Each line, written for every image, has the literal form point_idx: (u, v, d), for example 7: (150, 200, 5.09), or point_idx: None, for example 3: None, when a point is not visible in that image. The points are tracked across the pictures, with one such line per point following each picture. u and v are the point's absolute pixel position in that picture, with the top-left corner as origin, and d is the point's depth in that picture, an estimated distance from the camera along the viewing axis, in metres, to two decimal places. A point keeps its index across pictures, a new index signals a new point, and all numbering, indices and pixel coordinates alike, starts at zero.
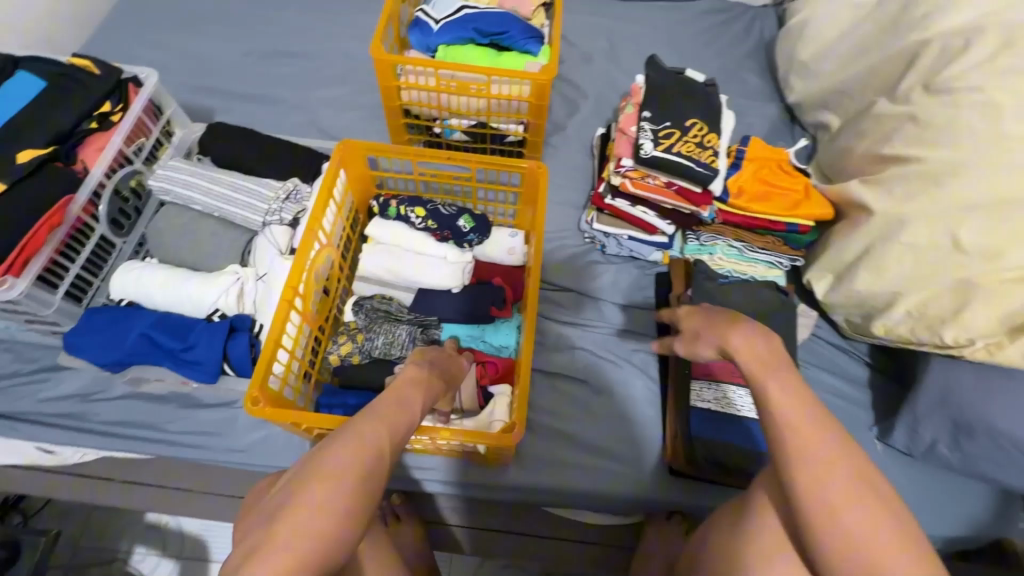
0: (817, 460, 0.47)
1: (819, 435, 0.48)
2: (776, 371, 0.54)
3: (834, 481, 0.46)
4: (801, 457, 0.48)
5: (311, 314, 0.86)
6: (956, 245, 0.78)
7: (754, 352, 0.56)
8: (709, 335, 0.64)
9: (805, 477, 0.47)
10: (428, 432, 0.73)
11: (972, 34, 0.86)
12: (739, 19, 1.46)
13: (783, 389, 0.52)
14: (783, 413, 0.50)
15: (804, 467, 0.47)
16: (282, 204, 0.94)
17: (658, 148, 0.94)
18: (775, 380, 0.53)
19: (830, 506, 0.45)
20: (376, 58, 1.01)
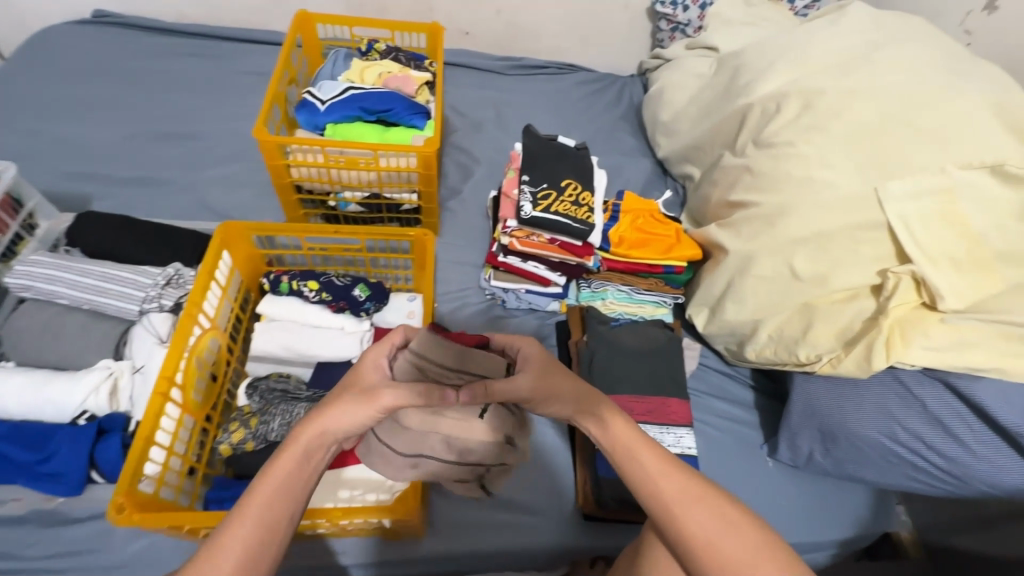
0: (698, 507, 0.52)
1: (674, 486, 0.54)
2: (634, 438, 0.57)
3: (710, 525, 0.51)
4: (686, 510, 0.52)
5: (193, 404, 0.81)
6: (794, 274, 0.89)
7: (607, 422, 0.58)
8: (551, 398, 0.60)
9: (698, 529, 0.51)
10: (322, 515, 0.72)
11: (780, 98, 1.03)
12: (611, 88, 1.65)
13: (637, 454, 0.56)
14: (644, 479, 0.55)
15: (694, 521, 0.52)
16: (161, 290, 0.90)
17: (537, 208, 1.02)
18: (640, 448, 0.56)
19: (727, 548, 0.50)
20: (260, 140, 1.02)
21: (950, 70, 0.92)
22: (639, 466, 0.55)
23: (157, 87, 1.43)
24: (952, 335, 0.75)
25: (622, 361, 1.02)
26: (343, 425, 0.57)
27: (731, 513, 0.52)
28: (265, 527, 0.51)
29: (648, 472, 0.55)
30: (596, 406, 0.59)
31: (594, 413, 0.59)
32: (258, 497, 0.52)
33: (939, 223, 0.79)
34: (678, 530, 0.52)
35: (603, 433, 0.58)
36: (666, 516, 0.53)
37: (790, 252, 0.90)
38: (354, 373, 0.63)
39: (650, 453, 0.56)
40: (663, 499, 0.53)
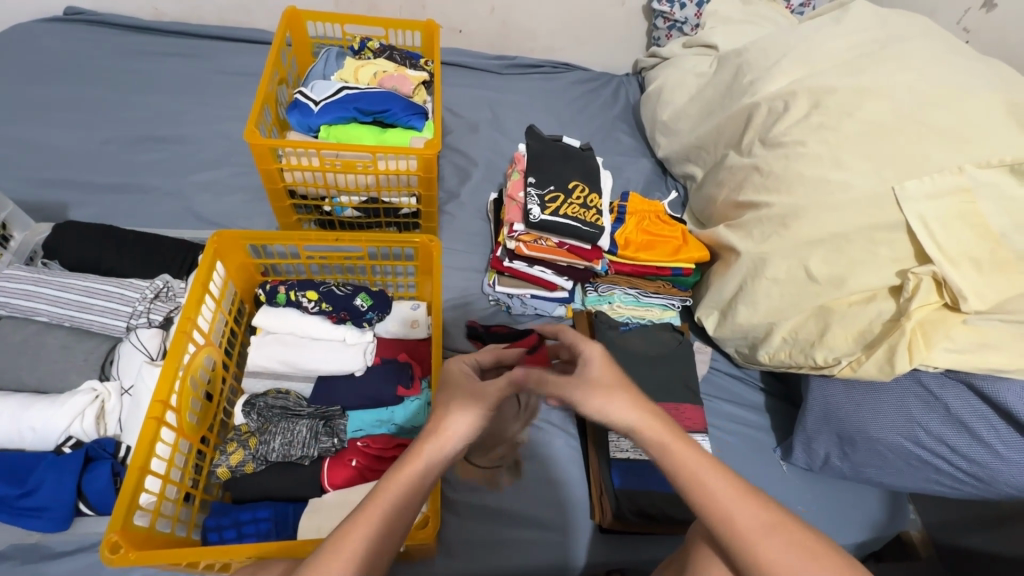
0: (771, 539, 0.51)
1: (753, 514, 0.52)
2: (708, 464, 0.54)
3: (788, 557, 0.50)
4: (758, 542, 0.51)
5: (189, 427, 0.76)
6: (810, 275, 0.87)
7: (674, 449, 0.54)
8: (608, 414, 0.55)
9: (769, 561, 0.50)
10: None
11: (786, 97, 1.01)
12: (606, 87, 1.62)
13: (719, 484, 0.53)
14: (719, 507, 0.52)
15: (765, 555, 0.50)
16: (150, 304, 0.84)
17: (545, 212, 0.98)
18: (709, 473, 0.53)
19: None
20: (251, 143, 0.97)
21: (959, 69, 0.92)
22: (708, 491, 0.53)
23: (136, 88, 1.36)
24: (970, 336, 0.75)
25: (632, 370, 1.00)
26: (461, 432, 0.54)
27: (805, 546, 0.51)
28: (388, 526, 0.51)
29: (719, 503, 0.52)
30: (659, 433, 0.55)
31: (660, 438, 0.55)
32: (383, 495, 0.52)
33: (959, 223, 0.78)
34: (749, 560, 0.50)
35: (668, 457, 0.54)
36: (735, 544, 0.51)
37: (805, 253, 0.88)
38: (456, 374, 0.60)
39: (721, 479, 0.53)
40: (733, 528, 0.52)
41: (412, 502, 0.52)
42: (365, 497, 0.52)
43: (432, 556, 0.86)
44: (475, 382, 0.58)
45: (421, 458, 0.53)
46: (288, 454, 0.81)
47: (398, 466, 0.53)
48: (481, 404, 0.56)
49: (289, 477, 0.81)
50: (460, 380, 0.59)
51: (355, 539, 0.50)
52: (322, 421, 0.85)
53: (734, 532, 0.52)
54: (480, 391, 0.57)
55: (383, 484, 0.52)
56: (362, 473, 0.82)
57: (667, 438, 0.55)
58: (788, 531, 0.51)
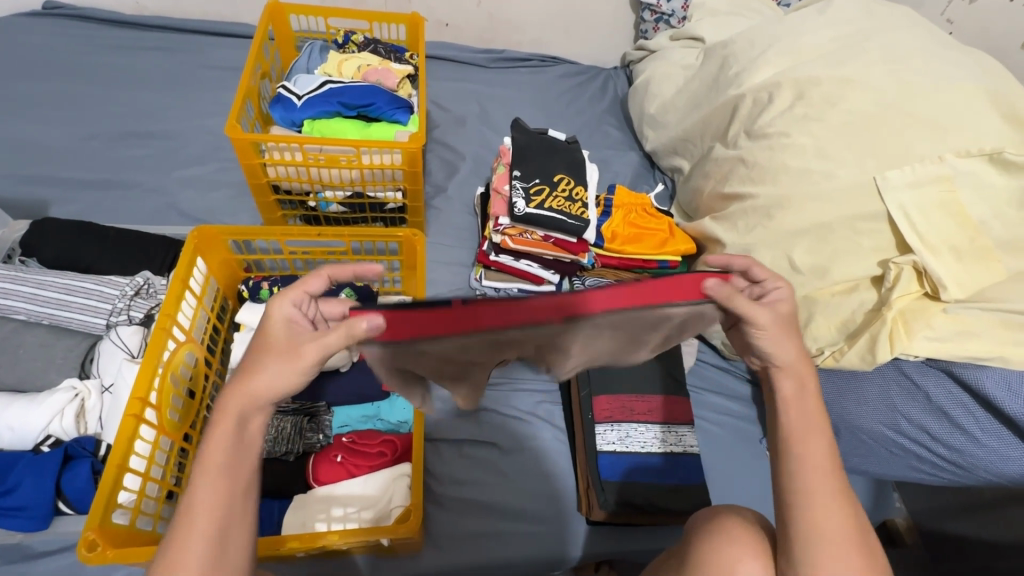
0: (840, 510, 0.54)
1: (830, 482, 0.55)
2: (820, 426, 0.57)
3: (839, 531, 0.53)
4: (824, 504, 0.54)
5: (171, 424, 0.75)
6: (794, 267, 0.87)
7: (804, 398, 0.57)
8: (777, 346, 0.57)
9: (825, 524, 0.53)
10: (317, 542, 0.69)
11: (771, 88, 1.01)
12: (594, 80, 1.62)
13: (820, 450, 0.56)
14: (810, 465, 0.55)
15: (825, 516, 0.53)
16: (130, 301, 0.84)
17: (530, 205, 0.98)
18: (812, 440, 0.56)
19: (838, 546, 0.52)
20: (233, 138, 0.96)
21: (941, 60, 0.92)
22: (809, 450, 0.56)
23: (118, 82, 1.34)
24: (951, 325, 0.75)
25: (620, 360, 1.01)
26: (270, 387, 0.55)
27: (860, 527, 0.54)
28: (229, 497, 0.53)
29: (812, 460, 0.55)
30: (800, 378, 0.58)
31: (796, 379, 0.58)
32: (206, 473, 0.53)
33: (940, 212, 0.79)
34: (811, 514, 0.53)
35: (794, 406, 0.57)
36: (802, 498, 0.54)
37: (789, 244, 0.88)
38: (262, 332, 0.57)
39: (824, 446, 0.56)
40: (807, 487, 0.54)
41: (239, 469, 0.54)
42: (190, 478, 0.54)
43: (418, 551, 0.86)
44: (286, 339, 0.56)
45: (233, 426, 0.55)
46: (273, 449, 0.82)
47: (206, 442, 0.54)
48: (293, 368, 0.55)
49: (273, 471, 0.82)
50: (260, 344, 0.57)
51: (203, 518, 0.52)
52: (306, 417, 0.86)
53: (809, 488, 0.54)
54: (290, 350, 0.56)
55: (200, 463, 0.54)
56: (348, 467, 0.82)
57: (799, 391, 0.57)
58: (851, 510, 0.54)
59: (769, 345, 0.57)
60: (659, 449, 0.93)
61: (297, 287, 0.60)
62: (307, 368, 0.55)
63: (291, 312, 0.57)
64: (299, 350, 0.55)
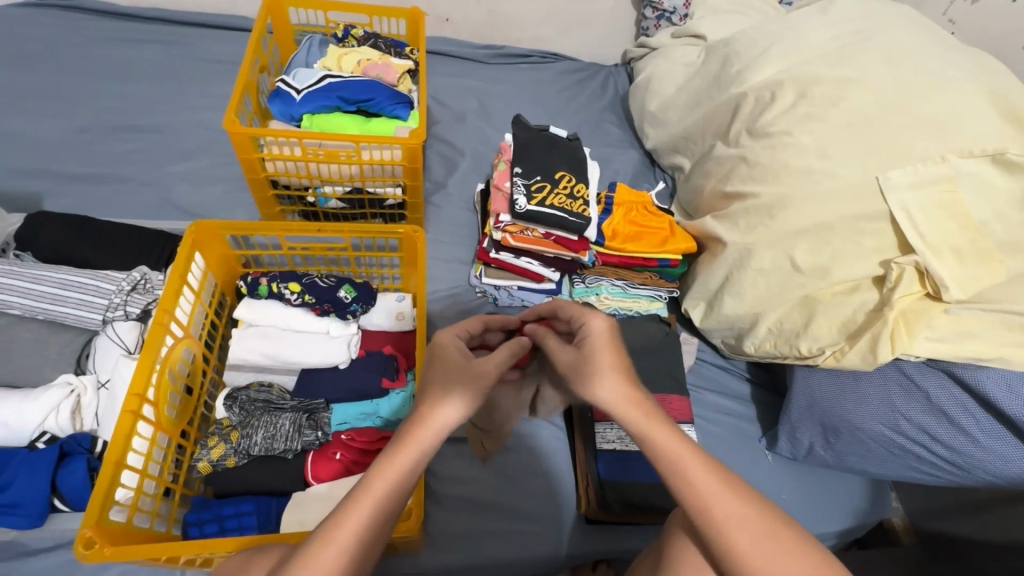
0: (749, 533, 0.49)
1: (730, 508, 0.50)
2: (683, 450, 0.53)
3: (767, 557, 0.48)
4: (733, 534, 0.49)
5: (168, 421, 0.75)
6: (795, 266, 0.87)
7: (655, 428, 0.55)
8: (589, 386, 0.59)
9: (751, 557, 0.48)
10: None
11: (773, 87, 1.01)
12: (595, 77, 1.61)
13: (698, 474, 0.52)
14: (694, 499, 0.51)
15: (742, 550, 0.49)
16: (127, 296, 0.82)
17: (531, 202, 0.97)
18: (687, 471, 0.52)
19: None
20: (231, 132, 0.95)
21: (944, 60, 0.92)
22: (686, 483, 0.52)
23: (113, 75, 1.33)
24: (953, 325, 0.75)
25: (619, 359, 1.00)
26: (451, 419, 0.56)
27: (790, 541, 0.49)
28: (381, 519, 0.50)
29: (696, 490, 0.52)
30: (632, 414, 0.57)
31: (635, 415, 0.57)
32: (373, 488, 0.51)
33: (940, 213, 0.79)
34: (725, 552, 0.49)
35: (648, 443, 0.55)
36: (717, 537, 0.50)
37: (790, 243, 0.88)
38: (447, 359, 0.63)
39: (699, 468, 0.52)
40: (718, 520, 0.50)
41: (398, 496, 0.52)
42: (359, 484, 0.51)
43: (417, 549, 0.85)
44: (463, 363, 0.62)
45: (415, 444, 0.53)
46: (271, 447, 0.81)
47: (392, 451, 0.53)
48: (472, 384, 0.59)
49: (272, 468, 0.81)
50: (445, 367, 0.61)
51: (353, 537, 0.48)
52: (305, 415, 0.85)
53: (709, 524, 0.50)
54: (474, 376, 0.60)
55: (373, 471, 0.52)
56: (348, 466, 0.82)
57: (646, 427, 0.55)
58: (770, 528, 0.49)
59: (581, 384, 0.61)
60: None
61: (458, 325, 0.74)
62: (478, 391, 0.59)
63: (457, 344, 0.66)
64: (475, 369, 0.61)
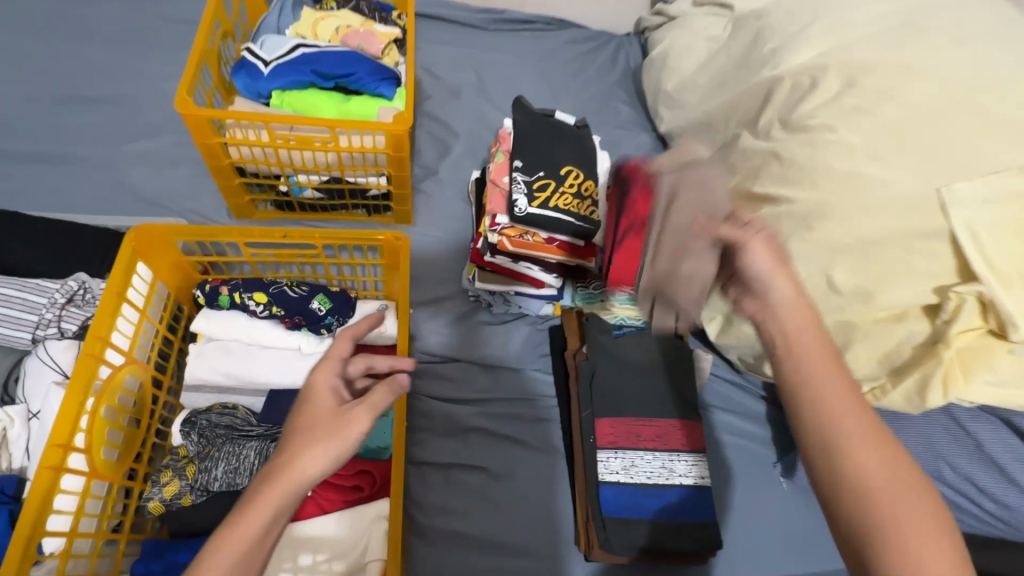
0: (875, 453, 0.41)
1: (862, 427, 0.42)
2: (823, 355, 0.45)
3: (894, 484, 0.41)
4: (856, 448, 0.42)
5: (106, 465, 0.65)
6: (831, 286, 0.76)
7: (806, 334, 0.46)
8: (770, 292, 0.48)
9: (863, 465, 0.41)
10: None
11: (816, 71, 0.88)
12: (605, 48, 1.45)
13: (828, 383, 0.44)
14: (820, 407, 0.43)
15: (861, 464, 0.41)
16: (61, 311, 0.72)
17: (533, 204, 0.84)
18: (839, 420, 0.42)
19: (892, 503, 0.40)
20: (184, 114, 0.81)
21: (1019, 50, 0.78)
22: (813, 385, 0.44)
23: (59, 34, 1.16)
24: (1016, 367, 0.65)
25: (629, 381, 0.91)
26: (309, 470, 0.46)
27: (913, 484, 0.41)
28: None
29: (824, 393, 0.43)
30: (797, 318, 0.46)
31: (802, 316, 0.47)
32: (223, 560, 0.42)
33: (1009, 234, 0.66)
34: (837, 467, 0.42)
35: (778, 327, 0.47)
36: (828, 438, 0.42)
37: (828, 258, 0.77)
38: (303, 401, 0.51)
39: (832, 373, 0.44)
40: (853, 460, 0.41)
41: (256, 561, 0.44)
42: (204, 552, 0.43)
43: None
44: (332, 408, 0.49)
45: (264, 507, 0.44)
46: (233, 483, 0.71)
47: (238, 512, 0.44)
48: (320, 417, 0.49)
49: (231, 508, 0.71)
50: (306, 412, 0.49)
51: None
52: (272, 444, 0.74)
53: (832, 429, 0.42)
54: (332, 426, 0.48)
55: (219, 543, 0.43)
56: (318, 503, 0.74)
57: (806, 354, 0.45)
58: (899, 465, 0.41)
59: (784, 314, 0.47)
60: (666, 481, 0.84)
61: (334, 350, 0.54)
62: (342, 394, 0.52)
63: (335, 378, 0.53)
64: (340, 415, 0.49)
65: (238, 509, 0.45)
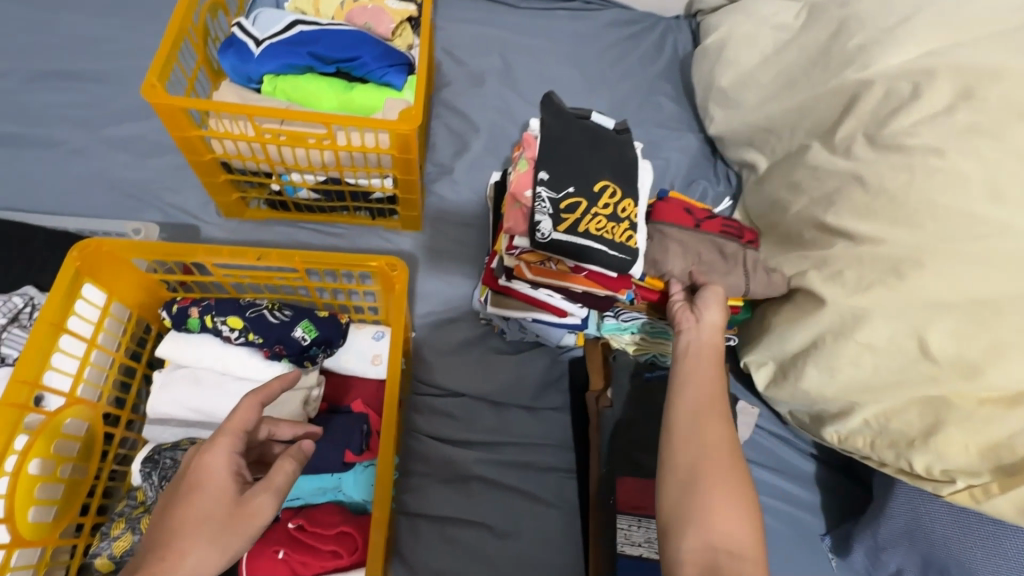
0: (713, 430, 0.60)
1: (712, 411, 0.62)
2: (708, 366, 0.67)
3: (715, 457, 0.58)
4: (699, 419, 0.61)
5: (34, 525, 0.58)
6: (923, 350, 0.63)
7: (699, 353, 0.68)
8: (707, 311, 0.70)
9: (701, 436, 0.60)
10: None
11: (920, 77, 0.71)
12: (651, 31, 1.28)
13: (694, 379, 0.65)
14: (689, 397, 0.63)
15: (701, 433, 0.60)
16: (3, 332, 0.62)
17: (559, 227, 0.69)
18: (708, 416, 0.62)
19: (707, 463, 0.58)
20: (154, 103, 0.69)
21: None
22: (689, 382, 0.65)
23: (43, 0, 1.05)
24: None
25: (657, 436, 0.78)
26: (200, 562, 0.46)
27: (731, 461, 0.58)
28: None
29: (690, 382, 0.65)
30: (710, 338, 0.69)
31: (708, 345, 0.69)
32: None
33: None
34: (686, 434, 0.60)
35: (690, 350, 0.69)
36: (681, 410, 0.63)
37: (920, 317, 0.63)
38: (194, 487, 0.48)
39: (706, 374, 0.66)
40: (700, 433, 0.60)
41: None
42: None
43: None
44: (227, 498, 0.48)
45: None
46: None
47: None
48: (215, 506, 0.48)
49: None
50: (198, 501, 0.48)
51: None
52: None
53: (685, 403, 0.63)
54: (231, 515, 0.48)
55: None
56: (292, 568, 0.64)
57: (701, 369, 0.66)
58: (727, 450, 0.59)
59: (704, 315, 0.70)
60: None
61: (229, 427, 0.52)
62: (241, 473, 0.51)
63: (233, 458, 0.51)
64: (242, 508, 0.48)
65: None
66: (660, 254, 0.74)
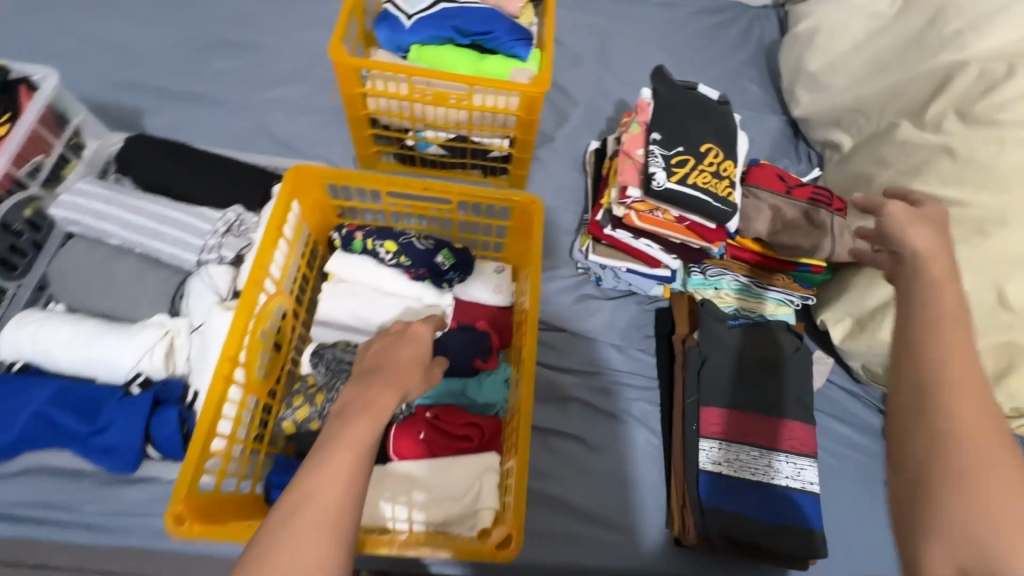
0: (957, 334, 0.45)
1: (957, 314, 0.47)
2: (945, 271, 0.49)
3: (964, 365, 0.44)
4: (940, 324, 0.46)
5: (257, 381, 0.71)
6: (1002, 301, 0.70)
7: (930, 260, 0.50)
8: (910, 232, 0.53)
9: (942, 342, 0.45)
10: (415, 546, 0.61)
11: (1016, 59, 0.78)
12: (739, 20, 1.35)
13: (924, 284, 0.49)
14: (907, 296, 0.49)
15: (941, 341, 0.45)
16: (221, 239, 0.78)
17: (671, 178, 0.80)
18: (944, 314, 0.46)
19: (955, 373, 0.44)
20: (336, 61, 0.84)
21: None
22: (925, 296, 0.48)
23: None
24: None
25: (741, 374, 0.87)
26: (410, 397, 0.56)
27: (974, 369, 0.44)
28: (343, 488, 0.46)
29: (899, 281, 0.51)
30: (923, 234, 0.52)
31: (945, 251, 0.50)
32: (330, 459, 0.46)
33: None
34: (928, 343, 0.45)
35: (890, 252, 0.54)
36: (918, 320, 0.47)
37: (1001, 272, 0.70)
38: (407, 342, 0.60)
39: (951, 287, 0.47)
40: (941, 340, 0.45)
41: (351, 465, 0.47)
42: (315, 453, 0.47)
43: None
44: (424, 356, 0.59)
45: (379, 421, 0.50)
46: None
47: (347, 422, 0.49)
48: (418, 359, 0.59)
49: None
50: (407, 351, 0.59)
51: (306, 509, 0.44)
52: None
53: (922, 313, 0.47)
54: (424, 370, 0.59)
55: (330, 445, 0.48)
56: (429, 448, 0.76)
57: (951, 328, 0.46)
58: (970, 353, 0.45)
59: (911, 233, 0.53)
60: (774, 481, 0.82)
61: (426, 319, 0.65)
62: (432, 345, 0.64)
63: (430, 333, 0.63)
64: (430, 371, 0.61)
65: (346, 420, 0.50)
66: (751, 213, 0.87)
